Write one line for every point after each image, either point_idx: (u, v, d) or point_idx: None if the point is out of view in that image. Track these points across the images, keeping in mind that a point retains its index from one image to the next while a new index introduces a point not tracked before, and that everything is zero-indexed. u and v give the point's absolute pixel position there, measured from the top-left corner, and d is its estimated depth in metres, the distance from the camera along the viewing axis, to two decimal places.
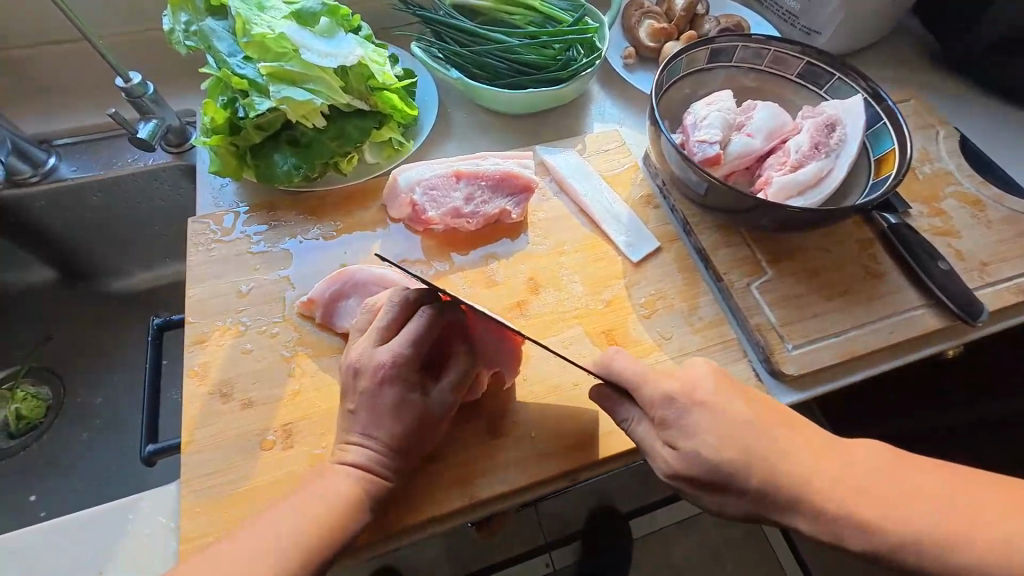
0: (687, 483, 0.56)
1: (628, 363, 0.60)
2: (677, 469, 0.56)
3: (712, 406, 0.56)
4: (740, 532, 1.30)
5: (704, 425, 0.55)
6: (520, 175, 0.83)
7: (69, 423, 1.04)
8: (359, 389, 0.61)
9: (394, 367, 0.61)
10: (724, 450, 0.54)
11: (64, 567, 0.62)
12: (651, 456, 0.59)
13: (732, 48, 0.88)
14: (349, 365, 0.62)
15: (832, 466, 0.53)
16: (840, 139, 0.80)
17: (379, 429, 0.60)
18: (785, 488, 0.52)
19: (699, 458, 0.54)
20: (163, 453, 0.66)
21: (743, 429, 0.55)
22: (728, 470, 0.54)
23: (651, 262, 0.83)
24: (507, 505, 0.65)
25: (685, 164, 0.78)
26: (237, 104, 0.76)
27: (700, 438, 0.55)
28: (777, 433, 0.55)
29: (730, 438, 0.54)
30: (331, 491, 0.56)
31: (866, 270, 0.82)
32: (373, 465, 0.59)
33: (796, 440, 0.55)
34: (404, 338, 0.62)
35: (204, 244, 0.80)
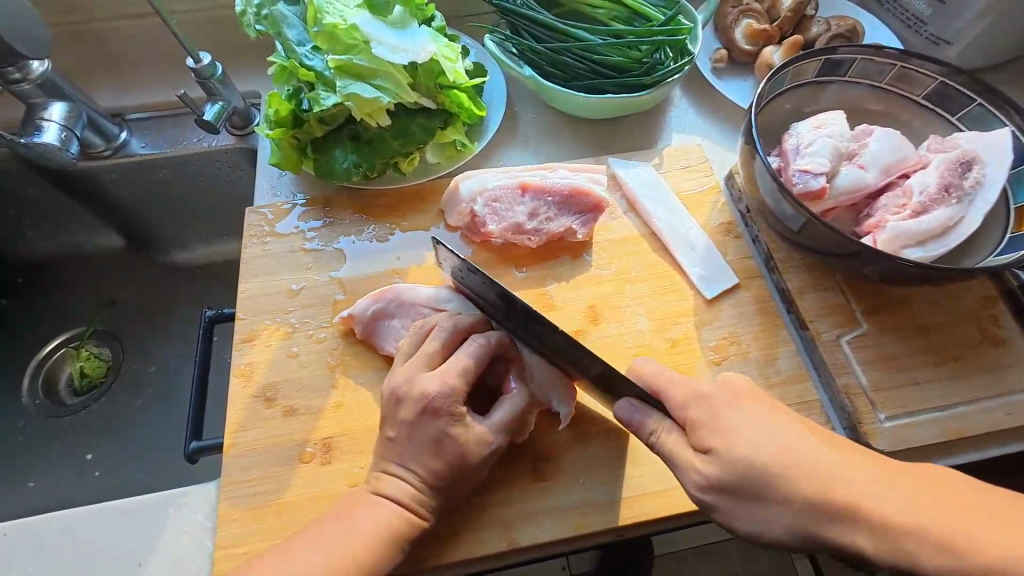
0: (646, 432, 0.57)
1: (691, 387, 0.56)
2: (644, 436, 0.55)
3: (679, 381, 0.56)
4: (771, 565, 1.22)
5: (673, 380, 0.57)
6: (591, 193, 0.76)
7: (125, 387, 1.09)
8: (400, 418, 0.58)
9: (438, 398, 0.57)
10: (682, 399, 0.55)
11: (104, 552, 0.63)
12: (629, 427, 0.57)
13: (852, 60, 0.76)
14: (393, 389, 0.59)
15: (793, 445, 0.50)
16: (976, 182, 0.67)
17: (421, 465, 0.56)
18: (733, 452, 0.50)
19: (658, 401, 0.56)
20: (205, 451, 0.66)
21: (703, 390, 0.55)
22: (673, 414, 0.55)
23: (727, 301, 0.74)
24: (546, 553, 0.61)
25: (781, 194, 0.68)
26: (302, 96, 0.73)
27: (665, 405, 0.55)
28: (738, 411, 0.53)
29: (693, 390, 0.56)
30: (369, 527, 0.54)
31: (984, 334, 0.71)
32: (408, 506, 0.56)
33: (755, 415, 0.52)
34: (453, 367, 0.59)
35: (258, 236, 0.78)
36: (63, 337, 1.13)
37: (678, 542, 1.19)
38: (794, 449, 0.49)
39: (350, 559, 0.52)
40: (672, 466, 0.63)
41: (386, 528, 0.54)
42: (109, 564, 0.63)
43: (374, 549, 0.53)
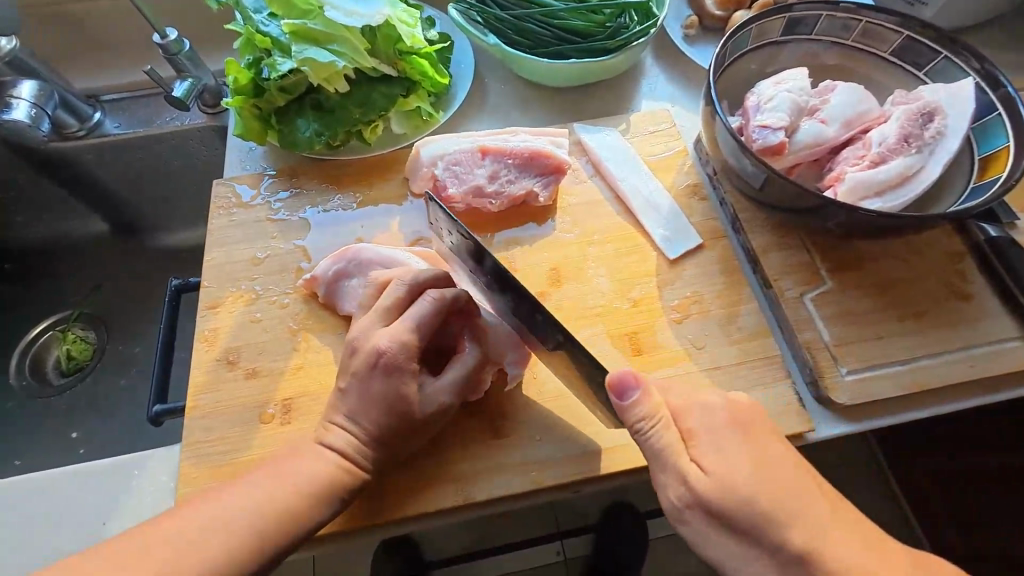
0: (702, 517, 0.48)
1: (719, 438, 0.50)
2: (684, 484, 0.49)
3: (711, 416, 0.52)
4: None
5: (739, 456, 0.49)
6: (551, 155, 0.76)
7: (110, 367, 1.10)
8: (352, 371, 0.59)
9: (389, 354, 0.58)
10: (759, 492, 0.47)
11: (71, 515, 0.64)
12: (660, 468, 0.51)
13: (814, 17, 0.75)
14: (349, 342, 0.60)
15: (795, 497, 0.47)
16: (937, 132, 0.66)
17: (372, 418, 0.57)
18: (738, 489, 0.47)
19: (727, 482, 0.47)
20: (169, 414, 0.67)
21: (774, 465, 0.49)
22: (734, 502, 0.47)
23: (690, 261, 0.74)
24: (502, 508, 0.61)
25: (740, 151, 0.67)
26: (261, 64, 0.74)
27: (712, 447, 0.50)
28: (755, 448, 0.50)
29: (762, 471, 0.48)
30: (321, 474, 0.56)
31: (950, 289, 0.70)
32: (352, 452, 0.57)
33: (767, 456, 0.49)
34: (406, 322, 0.59)
35: (224, 208, 0.79)
36: (49, 320, 1.15)
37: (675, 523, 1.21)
38: (857, 555, 0.46)
39: (300, 506, 0.54)
40: None
41: (337, 478, 0.56)
42: (76, 525, 0.64)
43: (320, 496, 0.55)
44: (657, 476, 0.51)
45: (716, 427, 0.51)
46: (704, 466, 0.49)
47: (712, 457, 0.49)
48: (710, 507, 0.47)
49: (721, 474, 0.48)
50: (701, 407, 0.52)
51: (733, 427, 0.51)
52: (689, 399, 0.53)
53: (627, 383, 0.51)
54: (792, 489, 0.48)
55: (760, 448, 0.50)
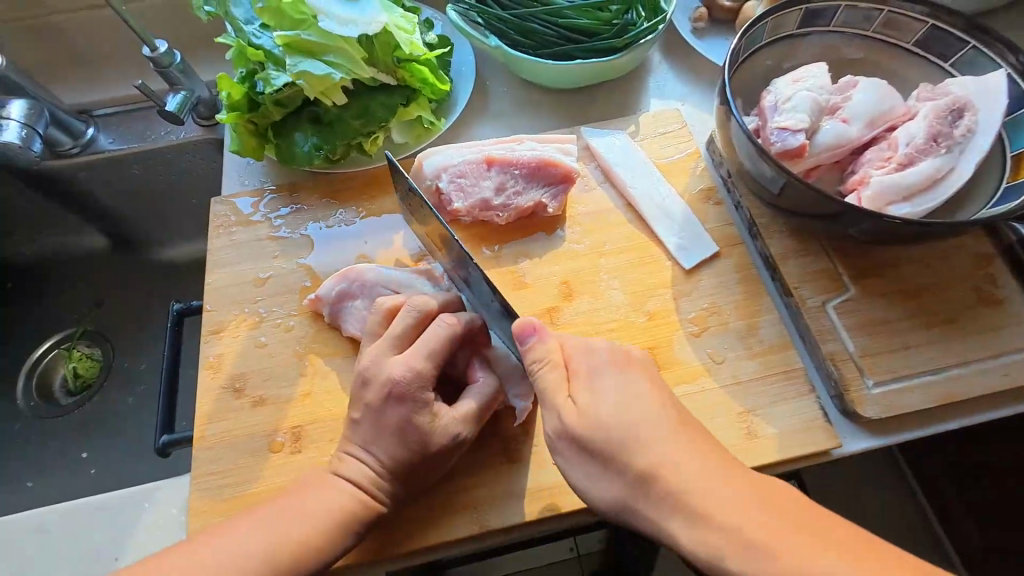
0: (570, 446, 0.50)
1: (601, 382, 0.51)
2: (565, 425, 0.50)
3: (603, 370, 0.52)
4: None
5: (610, 391, 0.50)
6: (560, 163, 0.73)
7: (117, 385, 1.09)
8: (365, 401, 0.57)
9: (405, 382, 0.56)
10: (616, 425, 0.48)
11: (83, 549, 0.63)
12: (547, 410, 0.52)
13: (834, 8, 0.71)
14: (360, 372, 0.58)
15: (674, 452, 0.47)
16: (968, 129, 0.63)
17: (385, 449, 0.56)
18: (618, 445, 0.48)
19: (589, 416, 0.49)
20: (176, 444, 0.65)
21: (638, 401, 0.50)
22: (590, 427, 0.49)
23: (706, 270, 0.71)
24: (519, 536, 0.60)
25: (760, 156, 0.64)
26: (255, 78, 0.71)
27: (596, 398, 0.50)
28: (639, 398, 0.50)
29: (636, 412, 0.49)
30: (334, 507, 0.54)
31: (979, 294, 0.67)
32: (366, 483, 0.55)
33: (655, 412, 0.49)
34: (421, 349, 0.57)
35: (224, 228, 0.76)
36: (54, 338, 1.14)
37: None
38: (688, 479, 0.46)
39: (315, 542, 0.53)
40: None
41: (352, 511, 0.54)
42: (89, 560, 0.63)
43: (332, 529, 0.53)
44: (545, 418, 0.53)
45: (597, 369, 0.52)
46: (576, 400, 0.51)
47: (588, 393, 0.51)
48: (572, 437, 0.50)
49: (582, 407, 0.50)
50: (590, 350, 0.53)
51: (614, 364, 0.52)
52: (581, 343, 0.54)
53: (530, 332, 0.54)
54: (647, 421, 0.48)
55: (644, 398, 0.50)
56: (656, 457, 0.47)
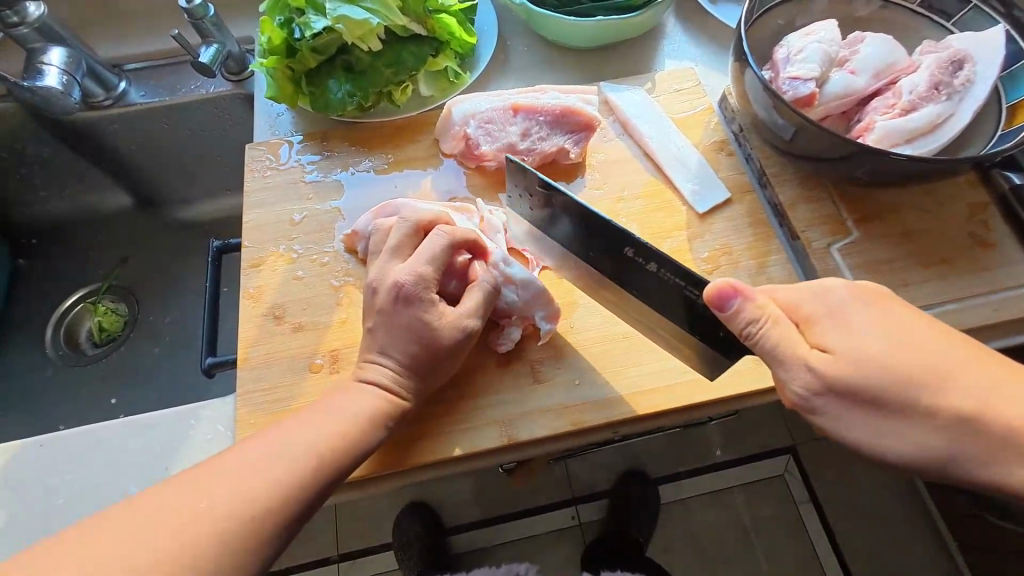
0: (832, 399, 0.51)
1: (848, 341, 0.51)
2: (817, 370, 0.50)
3: (838, 309, 0.52)
4: (779, 512, 1.30)
5: (863, 333, 0.51)
6: (582, 111, 0.77)
7: (142, 337, 1.13)
8: (377, 307, 0.61)
9: (409, 284, 0.60)
10: (888, 366, 0.49)
11: (131, 462, 0.67)
12: (785, 365, 0.52)
13: None
14: (369, 285, 0.63)
15: (907, 350, 0.50)
16: (967, 79, 0.67)
17: (404, 351, 0.60)
18: (868, 371, 0.50)
19: (853, 361, 0.50)
20: (221, 366, 0.70)
21: (896, 334, 0.51)
22: (888, 391, 0.49)
23: (719, 215, 0.76)
24: (544, 449, 0.64)
25: (773, 102, 0.68)
26: (294, 24, 0.75)
27: (855, 339, 0.51)
28: (861, 312, 0.52)
29: (886, 342, 0.50)
30: (363, 410, 0.58)
31: (974, 238, 0.72)
32: (393, 384, 0.60)
33: (883, 317, 0.52)
34: (424, 255, 0.62)
35: (259, 171, 0.80)
36: (80, 292, 1.17)
37: (684, 490, 1.32)
38: None
39: (357, 440, 0.57)
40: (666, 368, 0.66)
41: (390, 416, 0.59)
42: (138, 470, 0.67)
43: (372, 429, 0.58)
44: (778, 373, 0.53)
45: (832, 310, 0.52)
46: (828, 347, 0.51)
47: (833, 337, 0.51)
48: (925, 426, 0.49)
49: (910, 398, 0.49)
50: (823, 296, 0.53)
51: (855, 304, 0.52)
52: (808, 290, 0.54)
53: (740, 293, 0.52)
54: (948, 368, 0.50)
55: (868, 312, 0.52)
56: (906, 362, 0.50)
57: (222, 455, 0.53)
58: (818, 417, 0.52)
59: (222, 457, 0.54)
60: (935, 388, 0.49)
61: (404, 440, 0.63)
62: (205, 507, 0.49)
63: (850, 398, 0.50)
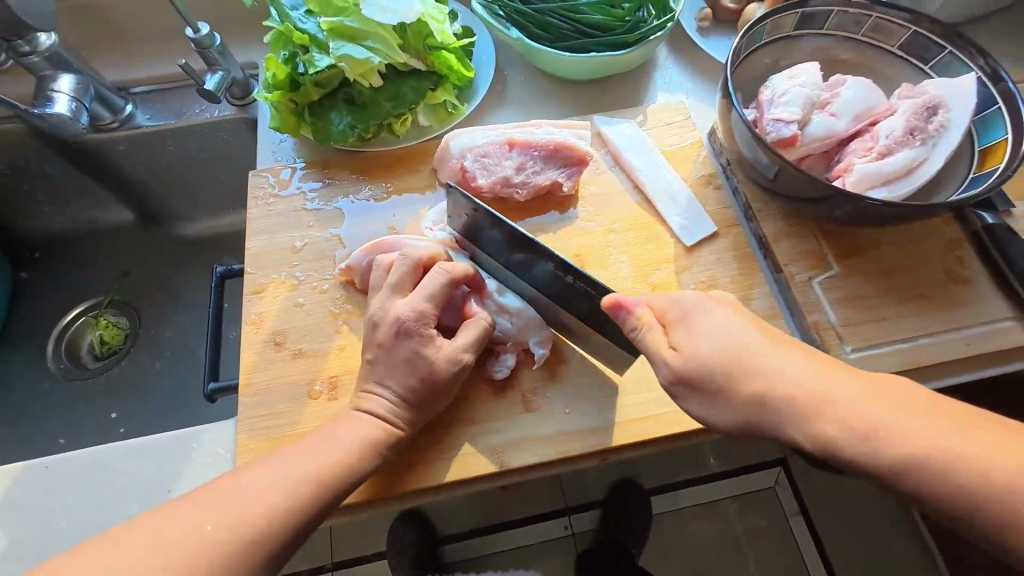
0: (687, 390, 0.56)
1: (704, 342, 0.55)
2: (677, 367, 0.55)
3: (698, 313, 0.57)
4: (768, 526, 1.32)
5: (712, 332, 0.55)
6: (575, 146, 0.80)
7: (143, 352, 1.15)
8: (377, 341, 0.64)
9: (410, 319, 0.63)
10: (733, 365, 0.53)
11: (134, 484, 0.69)
12: (652, 360, 0.57)
13: (826, 12, 0.78)
14: (370, 318, 0.66)
15: (774, 360, 0.53)
16: (941, 125, 0.70)
17: (401, 382, 0.63)
18: (732, 378, 0.53)
19: (695, 356, 0.54)
20: (223, 390, 0.72)
21: (749, 334, 0.55)
22: (727, 383, 0.53)
23: (706, 247, 0.79)
24: (535, 475, 0.67)
25: (756, 143, 0.71)
26: (298, 60, 0.78)
27: (704, 339, 0.55)
28: (723, 322, 0.56)
29: (733, 343, 0.54)
30: (361, 436, 0.60)
31: (949, 274, 0.75)
32: (390, 415, 0.62)
33: (749, 328, 0.55)
34: (424, 291, 0.65)
35: (262, 198, 0.83)
36: (82, 306, 1.19)
37: (679, 499, 1.34)
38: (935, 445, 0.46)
39: (354, 468, 0.59)
40: (652, 397, 0.69)
41: (386, 442, 0.61)
42: (141, 492, 0.69)
43: (369, 456, 0.60)
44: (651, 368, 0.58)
45: (689, 313, 0.57)
46: (679, 346, 0.56)
47: (687, 336, 0.56)
48: (803, 435, 0.50)
49: (760, 398, 0.52)
50: (679, 298, 0.59)
51: (711, 308, 0.57)
52: (671, 297, 0.59)
53: (619, 305, 0.58)
54: (820, 378, 0.51)
55: (724, 317, 0.56)
56: (771, 371, 0.52)
57: (225, 484, 0.56)
58: (693, 411, 0.56)
59: (225, 486, 0.56)
60: (808, 402, 0.50)
61: (399, 466, 0.65)
62: (210, 534, 0.51)
63: (720, 401, 0.54)
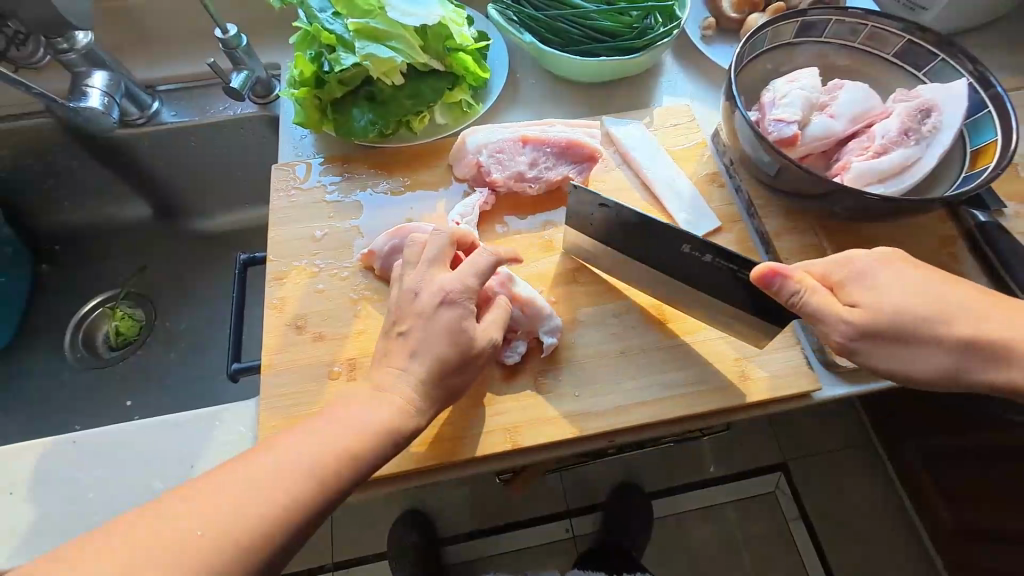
0: (868, 342, 0.60)
1: (887, 298, 0.59)
2: (857, 325, 0.60)
3: (874, 270, 0.61)
4: (770, 528, 1.34)
5: (890, 291, 0.60)
6: (586, 144, 0.84)
7: (158, 342, 1.18)
8: (418, 311, 0.64)
9: (459, 293, 0.65)
10: (911, 312, 0.59)
11: (156, 461, 0.71)
12: (825, 321, 0.61)
13: (824, 22, 0.83)
14: (409, 288, 0.66)
15: (939, 301, 0.59)
16: (934, 126, 0.74)
17: (434, 357, 0.62)
18: (907, 321, 0.59)
19: (885, 312, 0.59)
20: (246, 371, 0.75)
21: (916, 283, 0.60)
22: (914, 332, 0.59)
23: (710, 241, 0.82)
24: (546, 455, 0.70)
25: (759, 142, 0.75)
26: (324, 59, 0.82)
27: (881, 294, 0.60)
28: (890, 274, 0.61)
29: (913, 296, 0.59)
30: None
31: (943, 269, 0.78)
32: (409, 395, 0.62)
33: (913, 275, 0.61)
34: (472, 268, 0.66)
35: (285, 190, 0.86)
36: (100, 296, 1.22)
37: (681, 503, 1.36)
38: None
39: None
40: (659, 382, 0.71)
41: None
42: (163, 468, 0.71)
43: None
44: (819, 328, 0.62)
45: (859, 273, 0.61)
46: (859, 304, 0.60)
47: (862, 295, 0.60)
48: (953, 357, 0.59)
49: (953, 342, 0.58)
50: (850, 261, 0.62)
51: (880, 266, 0.61)
52: (835, 260, 0.63)
53: (782, 271, 0.60)
54: (975, 311, 0.59)
55: (889, 272, 0.61)
56: (940, 312, 0.59)
57: None
58: (858, 358, 0.62)
59: None
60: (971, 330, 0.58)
61: (416, 444, 0.68)
62: None
63: (894, 342, 0.60)
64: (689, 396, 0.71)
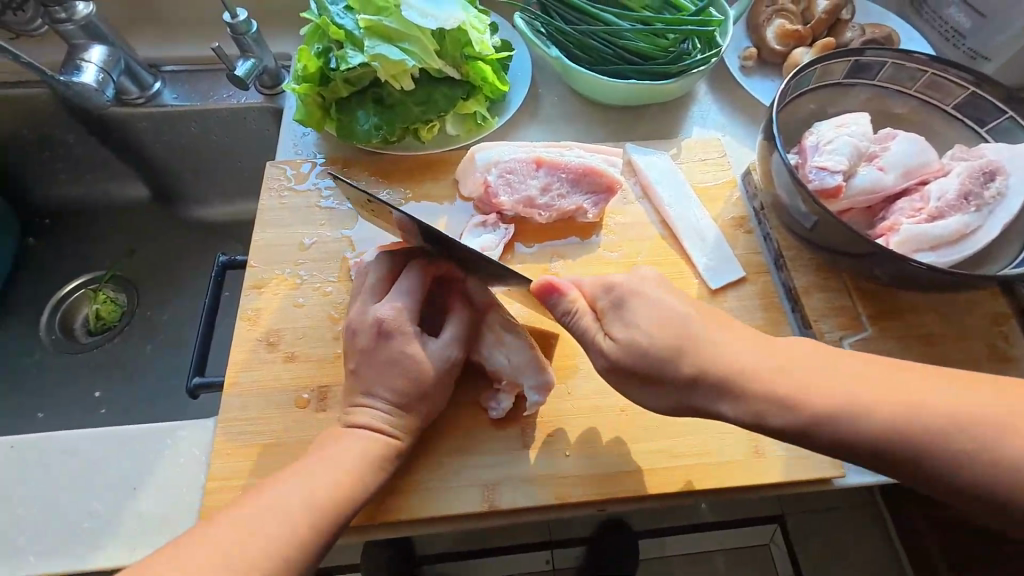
0: (623, 377, 0.55)
1: (645, 331, 0.54)
2: (614, 357, 0.54)
3: (646, 296, 0.55)
4: None
5: (643, 322, 0.54)
6: (604, 173, 0.77)
7: (136, 332, 1.11)
8: (359, 347, 0.61)
9: (393, 320, 0.61)
10: (669, 350, 0.52)
11: (99, 479, 0.64)
12: (591, 349, 0.57)
13: (880, 64, 0.75)
14: (349, 326, 0.62)
15: (721, 349, 0.52)
16: (997, 192, 0.66)
17: (392, 388, 0.59)
18: (677, 366, 0.52)
19: (636, 347, 0.53)
20: (207, 387, 0.68)
21: (683, 320, 0.54)
22: (671, 375, 0.52)
23: (732, 292, 0.74)
24: (526, 520, 0.62)
25: (796, 189, 0.68)
26: (330, 55, 0.76)
27: (637, 325, 0.54)
28: (673, 314, 0.55)
29: (667, 333, 0.53)
30: (343, 455, 0.56)
31: (992, 350, 0.70)
32: (381, 424, 0.59)
33: (693, 318, 0.54)
34: (399, 289, 0.62)
35: (276, 189, 0.80)
36: (84, 278, 1.16)
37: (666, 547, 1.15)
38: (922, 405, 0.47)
39: (340, 492, 0.54)
40: (662, 448, 0.63)
41: (376, 454, 0.57)
42: (104, 488, 0.64)
43: (356, 481, 0.56)
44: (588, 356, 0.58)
45: (618, 301, 0.56)
46: (615, 335, 0.55)
47: (622, 324, 0.55)
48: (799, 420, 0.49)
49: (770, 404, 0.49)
50: (613, 287, 0.57)
51: (639, 294, 0.56)
52: (601, 283, 0.58)
53: (551, 288, 0.57)
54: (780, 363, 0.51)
55: (655, 308, 0.55)
56: (723, 364, 0.51)
57: None
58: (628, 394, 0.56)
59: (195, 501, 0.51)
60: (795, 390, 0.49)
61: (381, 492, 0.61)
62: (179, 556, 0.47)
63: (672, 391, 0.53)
64: (696, 468, 0.62)
